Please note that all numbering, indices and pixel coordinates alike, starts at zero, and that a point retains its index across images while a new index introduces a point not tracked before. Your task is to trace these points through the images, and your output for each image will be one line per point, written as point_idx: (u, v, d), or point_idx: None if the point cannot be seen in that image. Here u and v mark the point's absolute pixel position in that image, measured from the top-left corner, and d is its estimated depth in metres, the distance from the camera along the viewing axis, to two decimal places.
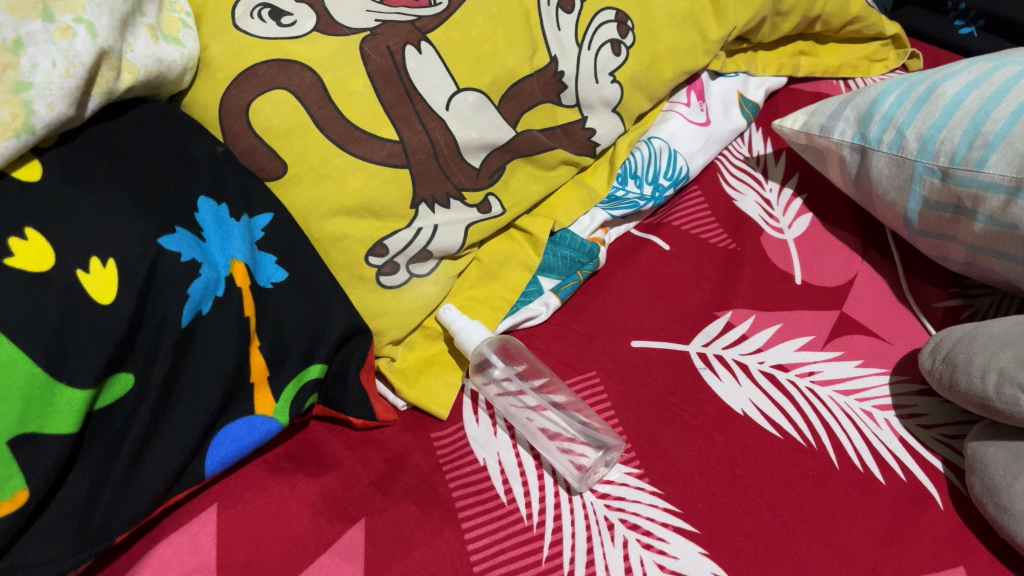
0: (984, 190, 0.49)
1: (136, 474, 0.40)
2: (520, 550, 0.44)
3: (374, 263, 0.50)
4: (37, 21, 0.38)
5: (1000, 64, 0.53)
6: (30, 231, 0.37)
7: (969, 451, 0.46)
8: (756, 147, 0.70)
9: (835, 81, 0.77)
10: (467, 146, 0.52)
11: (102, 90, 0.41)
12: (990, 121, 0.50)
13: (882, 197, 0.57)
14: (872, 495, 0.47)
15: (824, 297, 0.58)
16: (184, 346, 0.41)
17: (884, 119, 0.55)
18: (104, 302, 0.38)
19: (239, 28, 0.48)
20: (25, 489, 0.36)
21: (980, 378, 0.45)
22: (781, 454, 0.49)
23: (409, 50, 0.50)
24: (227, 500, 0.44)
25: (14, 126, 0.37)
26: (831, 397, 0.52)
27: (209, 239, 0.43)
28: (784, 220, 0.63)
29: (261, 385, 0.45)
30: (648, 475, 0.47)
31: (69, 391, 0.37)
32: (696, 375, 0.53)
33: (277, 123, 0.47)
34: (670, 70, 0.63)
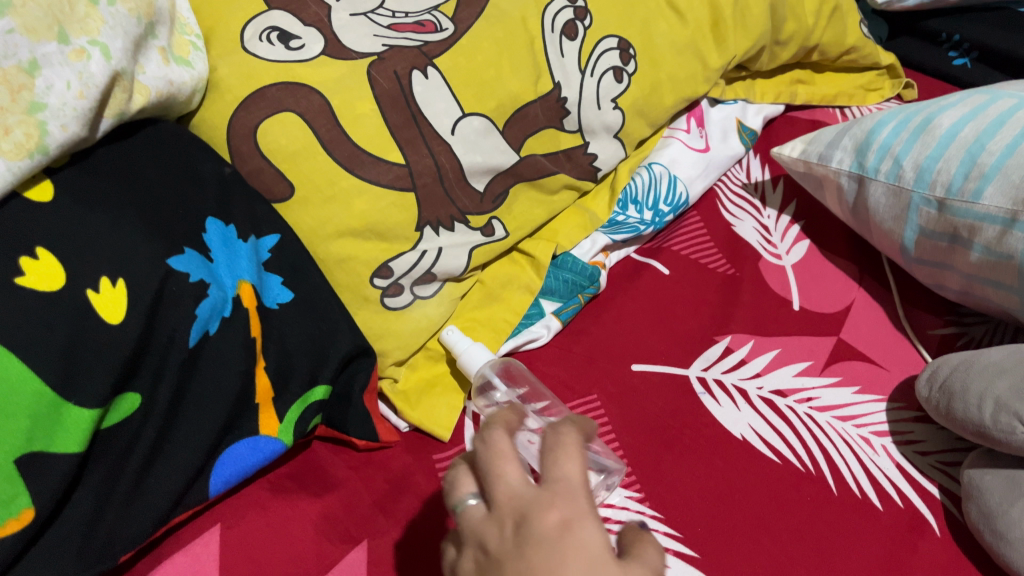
0: (980, 220, 0.50)
1: (141, 493, 0.40)
2: None
3: (378, 284, 0.51)
4: (53, 43, 0.38)
5: (995, 97, 0.54)
6: (41, 251, 0.37)
7: (966, 478, 0.47)
8: (754, 173, 0.71)
9: (832, 109, 0.78)
10: (472, 170, 0.53)
11: (114, 111, 0.42)
12: (986, 152, 0.51)
13: (879, 225, 0.58)
14: (871, 521, 0.47)
15: (821, 323, 0.59)
16: (191, 366, 0.41)
17: (881, 149, 0.56)
18: (112, 322, 0.38)
19: (247, 50, 0.48)
20: (31, 508, 0.36)
21: (976, 407, 0.45)
22: (780, 479, 0.49)
23: (415, 74, 0.51)
24: (230, 519, 0.44)
25: (28, 146, 0.37)
26: (828, 423, 0.52)
27: (217, 260, 0.43)
28: (782, 246, 0.64)
29: (265, 405, 0.45)
30: (649, 499, 0.48)
31: (76, 410, 0.37)
32: (695, 400, 0.53)
33: (285, 145, 0.48)
34: (672, 97, 0.64)
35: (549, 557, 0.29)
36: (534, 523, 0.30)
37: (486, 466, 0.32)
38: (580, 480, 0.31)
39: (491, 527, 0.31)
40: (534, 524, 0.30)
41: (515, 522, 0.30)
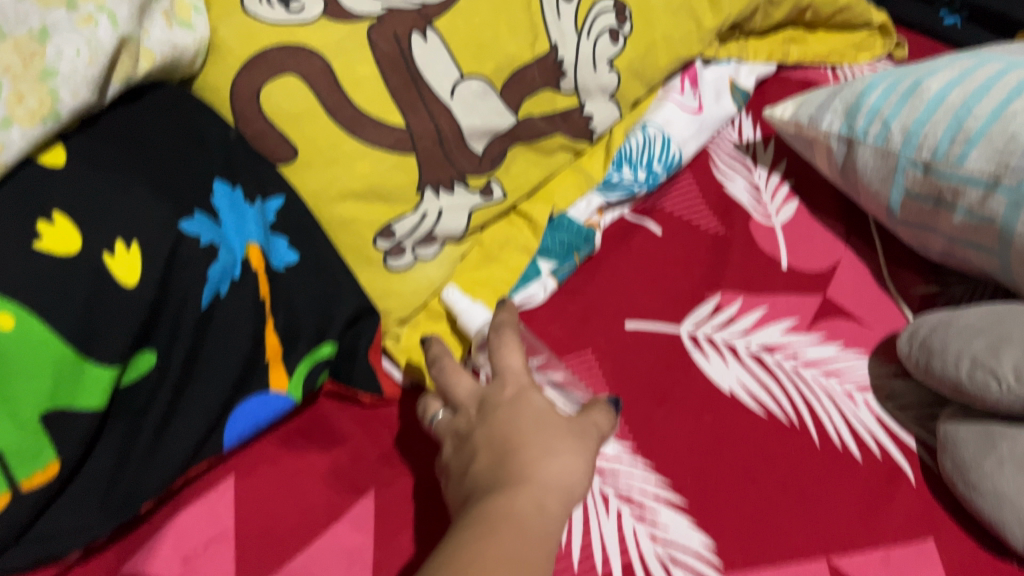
0: (964, 184, 0.51)
1: (160, 447, 0.42)
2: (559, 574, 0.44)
3: (382, 246, 0.52)
4: (61, 11, 0.39)
5: (982, 62, 0.56)
6: (58, 215, 0.38)
7: (942, 432, 0.49)
8: (746, 133, 0.72)
9: (824, 68, 0.79)
10: (471, 132, 0.54)
11: (122, 76, 0.42)
12: (972, 117, 0.52)
13: (867, 187, 0.59)
14: (850, 471, 0.50)
15: (808, 281, 0.61)
16: (203, 326, 0.43)
17: (870, 112, 0.57)
18: (128, 284, 0.39)
19: (248, 12, 0.48)
20: (57, 460, 0.38)
21: (953, 365, 0.47)
22: (766, 431, 0.52)
23: (415, 37, 0.51)
24: (243, 471, 0.47)
25: (41, 113, 0.38)
26: (813, 378, 0.55)
27: (225, 223, 0.44)
28: (772, 206, 0.66)
29: (275, 363, 0.47)
30: (641, 450, 0.50)
31: (97, 368, 0.38)
32: (686, 356, 0.55)
33: (286, 108, 0.48)
34: (666, 58, 0.65)
35: (508, 415, 0.40)
36: (492, 397, 0.42)
37: (445, 380, 0.45)
38: (520, 364, 0.44)
39: (460, 416, 0.43)
40: (492, 399, 0.42)
41: (477, 406, 0.42)
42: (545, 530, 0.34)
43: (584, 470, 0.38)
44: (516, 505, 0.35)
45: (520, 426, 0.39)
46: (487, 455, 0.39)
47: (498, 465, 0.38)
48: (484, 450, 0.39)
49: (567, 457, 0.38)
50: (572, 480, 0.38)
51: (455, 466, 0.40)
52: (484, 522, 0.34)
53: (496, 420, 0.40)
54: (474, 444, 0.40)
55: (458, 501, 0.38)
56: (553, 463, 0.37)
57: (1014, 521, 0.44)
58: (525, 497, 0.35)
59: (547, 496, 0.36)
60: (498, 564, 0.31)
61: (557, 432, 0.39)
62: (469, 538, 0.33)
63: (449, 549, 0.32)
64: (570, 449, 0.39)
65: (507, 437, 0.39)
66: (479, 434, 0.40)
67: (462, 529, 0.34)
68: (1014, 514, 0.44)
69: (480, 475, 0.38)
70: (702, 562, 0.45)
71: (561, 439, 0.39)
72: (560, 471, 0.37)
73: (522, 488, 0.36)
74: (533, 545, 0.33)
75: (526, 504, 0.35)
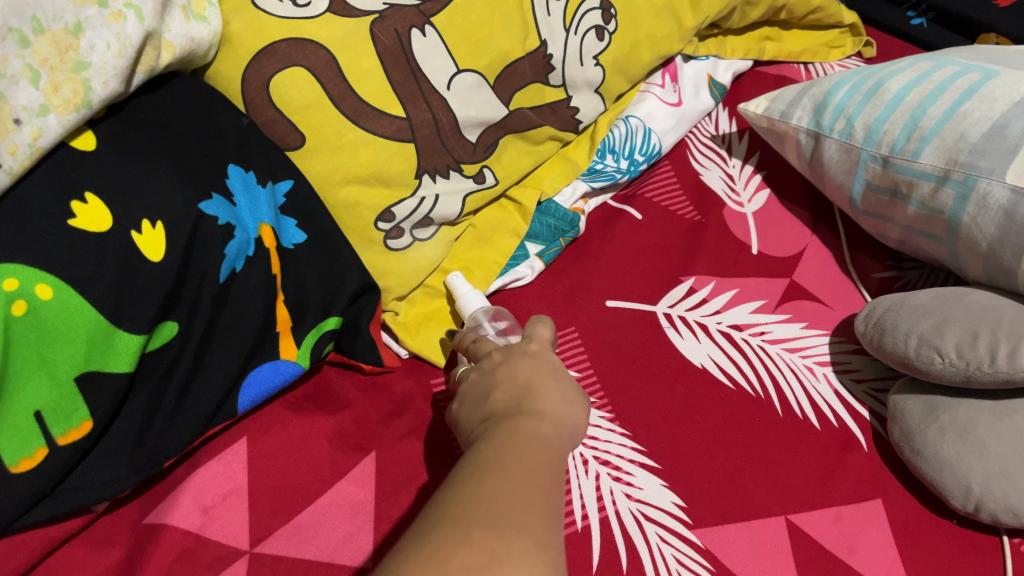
0: (917, 177, 0.56)
1: (182, 409, 0.46)
2: None
3: (382, 228, 0.57)
4: (94, 7, 0.42)
5: (939, 64, 0.60)
6: (90, 195, 0.42)
7: (892, 403, 0.54)
8: (722, 126, 0.77)
9: (797, 65, 0.83)
10: (466, 123, 0.58)
11: (146, 67, 0.45)
12: (927, 117, 0.57)
13: (832, 179, 0.64)
14: (811, 438, 0.55)
15: (777, 265, 0.65)
16: (222, 299, 0.47)
17: (836, 109, 0.62)
18: (155, 259, 0.43)
19: (258, 6, 0.50)
20: (89, 420, 0.42)
21: (903, 341, 0.52)
22: (734, 402, 0.56)
23: (414, 33, 0.54)
24: (254, 433, 0.51)
25: (75, 102, 0.41)
26: (779, 354, 0.59)
27: (240, 204, 0.48)
28: (745, 195, 0.70)
29: (285, 333, 0.51)
30: (619, 418, 0.54)
31: (126, 335, 0.42)
32: (661, 333, 0.60)
33: (296, 98, 0.52)
34: (649, 55, 0.69)
35: (531, 362, 0.44)
36: (520, 348, 0.46)
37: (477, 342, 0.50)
38: (548, 336, 0.49)
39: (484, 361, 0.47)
40: (519, 349, 0.46)
41: (501, 353, 0.47)
42: (562, 454, 0.39)
43: (589, 419, 0.43)
44: (542, 429, 0.39)
45: (543, 373, 0.43)
46: (509, 388, 0.43)
47: (519, 397, 0.42)
48: (507, 383, 0.43)
49: (577, 407, 0.43)
50: (580, 421, 0.42)
51: (473, 395, 0.45)
52: (515, 437, 0.37)
53: (522, 364, 0.44)
54: (495, 379, 0.44)
55: (475, 423, 0.42)
56: (568, 407, 0.42)
57: (954, 484, 0.49)
58: (547, 425, 0.40)
59: (564, 430, 0.40)
60: (534, 469, 0.35)
61: (573, 386, 0.44)
62: (506, 447, 0.37)
63: (489, 453, 0.36)
64: (581, 400, 0.43)
65: (528, 378, 0.43)
66: (502, 371, 0.44)
67: (497, 439, 0.38)
68: (954, 477, 0.49)
69: (502, 402, 0.42)
70: (673, 518, 0.50)
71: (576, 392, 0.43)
72: (575, 413, 0.42)
73: (543, 416, 0.40)
74: (556, 461, 0.37)
75: (548, 430, 0.39)
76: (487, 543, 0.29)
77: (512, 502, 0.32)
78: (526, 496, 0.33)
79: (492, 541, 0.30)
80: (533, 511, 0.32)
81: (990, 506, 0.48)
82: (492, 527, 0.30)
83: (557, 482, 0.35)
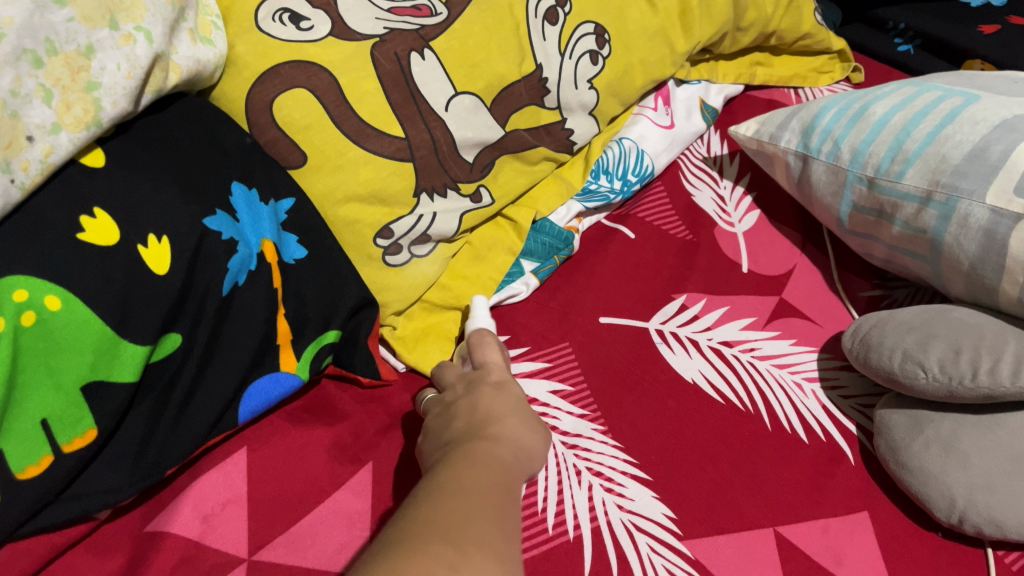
0: (901, 199, 0.58)
1: (184, 419, 0.47)
2: (541, 542, 0.49)
3: (381, 244, 0.58)
4: (106, 30, 0.44)
5: (922, 89, 0.62)
6: (98, 211, 0.43)
7: (878, 417, 0.55)
8: (714, 148, 0.79)
9: (788, 89, 0.86)
10: (464, 143, 0.60)
11: (154, 88, 0.47)
12: (910, 139, 0.58)
13: (819, 199, 0.65)
14: (799, 451, 0.56)
15: (766, 284, 0.67)
16: (224, 311, 0.48)
17: (823, 132, 0.64)
18: (160, 272, 0.44)
19: (262, 30, 0.53)
20: (95, 428, 0.43)
21: (888, 357, 0.54)
22: (724, 416, 0.57)
23: (414, 56, 0.56)
24: (254, 444, 0.52)
25: (85, 120, 0.43)
26: (768, 369, 0.61)
27: (243, 220, 0.49)
28: (735, 216, 0.72)
29: (285, 346, 0.52)
30: (611, 431, 0.56)
31: (131, 345, 0.43)
32: (653, 349, 0.61)
33: (298, 118, 0.53)
34: (641, 79, 0.71)
35: (491, 395, 0.46)
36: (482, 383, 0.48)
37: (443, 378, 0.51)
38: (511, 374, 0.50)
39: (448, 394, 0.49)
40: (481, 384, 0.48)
41: (464, 387, 0.49)
42: (518, 478, 0.40)
43: (544, 450, 0.44)
44: (499, 452, 0.40)
45: (502, 404, 0.45)
46: (468, 418, 0.44)
47: (478, 424, 0.43)
48: (467, 413, 0.45)
49: (534, 436, 0.44)
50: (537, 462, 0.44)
51: (435, 425, 0.46)
52: (480, 461, 0.39)
53: (483, 396, 0.46)
54: (456, 410, 0.46)
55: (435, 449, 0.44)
56: (525, 435, 0.43)
57: (938, 496, 0.50)
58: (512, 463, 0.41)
59: (520, 455, 0.42)
60: (488, 489, 0.36)
61: (531, 418, 0.45)
62: (463, 468, 0.38)
63: (444, 474, 0.37)
64: (538, 431, 0.45)
65: (488, 409, 0.45)
66: (464, 403, 0.46)
67: (453, 461, 0.39)
68: (938, 490, 0.50)
69: (462, 429, 0.43)
70: (664, 529, 0.51)
71: (533, 424, 0.45)
72: (532, 441, 0.43)
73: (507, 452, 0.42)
74: (511, 484, 0.38)
75: (508, 458, 0.41)
76: (447, 554, 0.30)
77: (470, 518, 0.33)
78: (483, 515, 0.34)
79: (451, 553, 0.30)
80: (490, 528, 0.33)
81: (973, 518, 0.49)
82: (451, 540, 0.31)
83: (510, 504, 0.36)
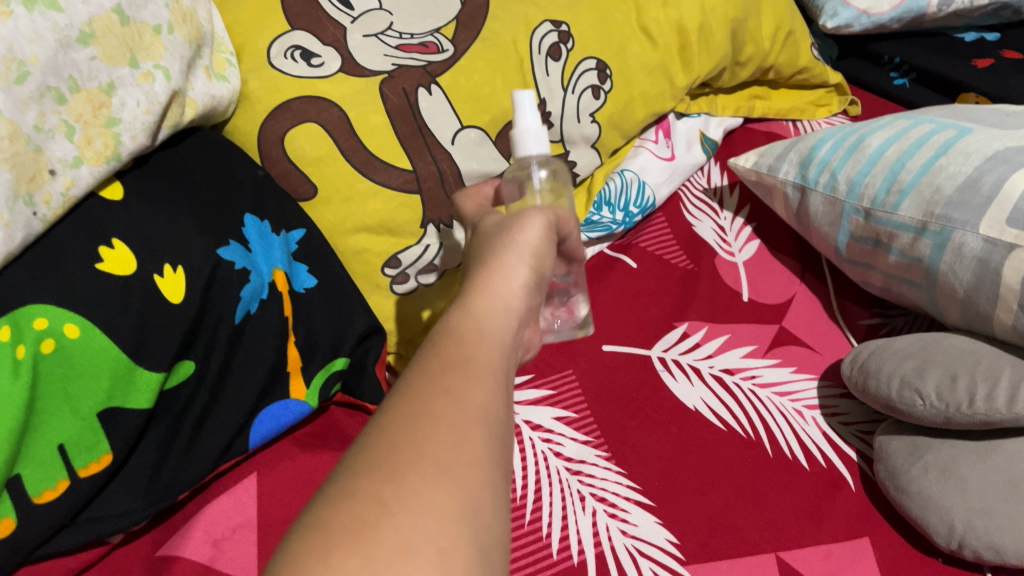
0: (897, 229, 0.59)
1: (196, 444, 0.48)
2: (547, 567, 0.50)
3: (388, 273, 0.60)
4: (127, 68, 0.46)
5: (917, 122, 0.64)
6: (117, 241, 0.44)
7: (877, 444, 0.56)
8: (714, 179, 0.81)
9: (786, 122, 0.87)
10: (469, 175, 0.61)
11: (171, 123, 0.49)
12: (905, 171, 0.60)
13: (818, 230, 0.67)
14: (800, 477, 0.57)
15: (767, 312, 0.68)
16: (237, 339, 0.49)
17: (820, 164, 0.65)
18: (175, 301, 0.46)
19: (274, 66, 0.55)
20: (109, 453, 0.44)
21: (886, 384, 0.55)
22: (726, 443, 0.58)
23: (421, 91, 0.58)
24: (264, 469, 0.53)
25: (106, 154, 0.44)
26: (769, 398, 0.61)
27: (255, 250, 0.51)
28: (735, 245, 0.73)
29: (295, 373, 0.53)
30: (614, 458, 0.56)
31: (146, 373, 0.45)
32: (656, 376, 0.62)
33: (309, 151, 0.56)
34: (642, 112, 0.72)
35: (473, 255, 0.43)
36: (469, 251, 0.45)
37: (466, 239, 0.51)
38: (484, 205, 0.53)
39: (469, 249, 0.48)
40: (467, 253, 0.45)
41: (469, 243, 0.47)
42: (486, 342, 0.35)
43: (521, 271, 0.40)
44: (460, 319, 0.36)
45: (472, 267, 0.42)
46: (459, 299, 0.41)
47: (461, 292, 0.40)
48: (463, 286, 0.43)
49: (506, 273, 0.40)
50: (527, 290, 0.40)
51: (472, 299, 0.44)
52: (422, 370, 0.33)
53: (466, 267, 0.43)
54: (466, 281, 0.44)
55: None
56: (490, 285, 0.39)
57: (937, 522, 0.50)
58: (456, 364, 0.34)
59: (492, 305, 0.38)
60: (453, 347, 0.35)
61: (495, 263, 0.40)
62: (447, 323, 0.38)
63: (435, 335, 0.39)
64: (507, 265, 0.40)
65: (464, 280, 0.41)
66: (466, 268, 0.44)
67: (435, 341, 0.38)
68: (937, 515, 0.50)
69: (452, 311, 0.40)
70: (666, 555, 0.52)
71: (495, 268, 0.40)
72: (500, 289, 0.38)
73: (465, 344, 0.35)
74: (473, 354, 0.34)
75: (470, 338, 0.35)
76: (377, 490, 0.28)
77: (416, 421, 0.30)
78: (436, 403, 0.31)
79: (382, 486, 0.28)
80: (443, 416, 0.31)
81: (973, 543, 0.49)
82: (384, 472, 0.28)
83: (479, 362, 0.34)
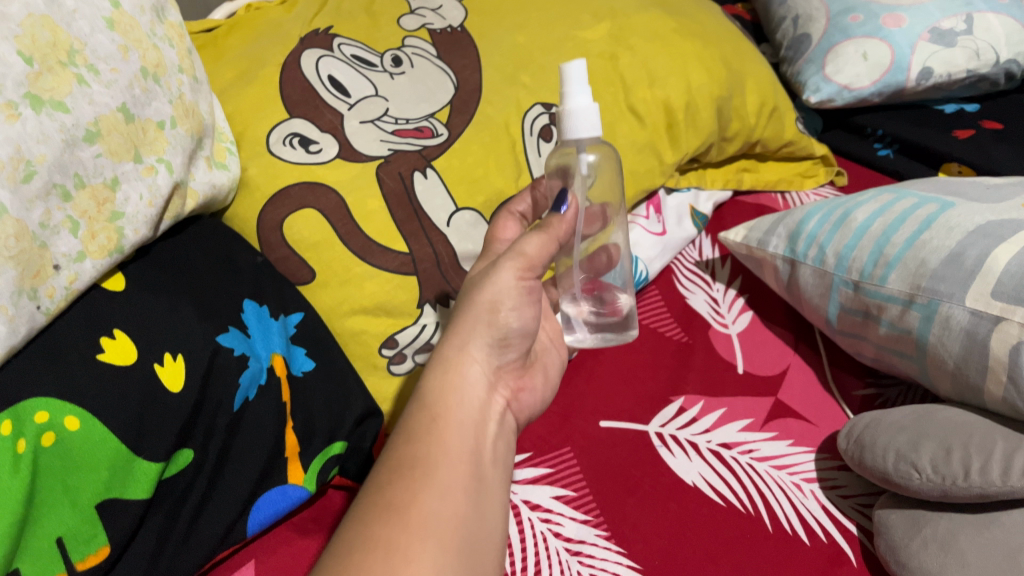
0: (886, 301, 0.60)
1: (193, 533, 0.48)
2: None
3: (386, 353, 0.60)
4: (131, 162, 0.47)
5: (900, 196, 0.66)
6: (118, 332, 0.45)
7: (877, 517, 0.56)
8: (705, 252, 0.82)
9: (775, 193, 0.90)
10: (464, 255, 0.62)
11: (172, 214, 0.51)
12: (891, 245, 0.61)
13: (809, 302, 0.67)
14: (803, 552, 0.56)
15: (761, 384, 0.68)
16: (234, 427, 0.50)
17: (808, 238, 0.67)
18: (174, 390, 0.46)
19: (273, 153, 0.58)
20: (107, 544, 0.43)
21: (882, 457, 0.55)
22: (725, 519, 0.58)
23: (417, 175, 0.61)
24: (261, 556, 0.53)
25: (109, 247, 0.46)
26: (766, 471, 0.61)
27: (254, 336, 0.52)
28: (729, 317, 0.75)
29: (292, 458, 0.53)
30: (614, 536, 0.56)
31: (145, 463, 0.44)
32: (654, 451, 0.62)
33: (306, 237, 0.57)
34: (633, 190, 0.74)
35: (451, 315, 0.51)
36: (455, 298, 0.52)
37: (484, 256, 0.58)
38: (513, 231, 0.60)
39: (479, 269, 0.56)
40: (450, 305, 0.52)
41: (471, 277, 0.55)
42: (438, 442, 0.44)
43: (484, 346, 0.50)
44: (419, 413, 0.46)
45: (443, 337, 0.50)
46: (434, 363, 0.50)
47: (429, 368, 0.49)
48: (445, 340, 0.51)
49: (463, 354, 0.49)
50: (478, 373, 0.49)
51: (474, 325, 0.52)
52: (381, 480, 0.42)
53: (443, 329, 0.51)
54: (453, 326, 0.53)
55: None
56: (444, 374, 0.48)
57: None
58: (404, 474, 0.42)
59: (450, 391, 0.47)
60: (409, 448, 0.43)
61: (453, 348, 0.49)
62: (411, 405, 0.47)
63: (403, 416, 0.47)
64: (464, 348, 0.49)
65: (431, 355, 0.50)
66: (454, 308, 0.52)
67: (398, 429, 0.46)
68: None
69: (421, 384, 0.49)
70: None
71: (452, 353, 0.49)
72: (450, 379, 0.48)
73: (415, 444, 0.44)
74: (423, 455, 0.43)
75: (423, 440, 0.44)
76: None
77: (366, 542, 0.38)
78: (384, 516, 0.39)
79: None
80: (388, 529, 0.39)
81: None
82: None
83: (429, 466, 0.42)
